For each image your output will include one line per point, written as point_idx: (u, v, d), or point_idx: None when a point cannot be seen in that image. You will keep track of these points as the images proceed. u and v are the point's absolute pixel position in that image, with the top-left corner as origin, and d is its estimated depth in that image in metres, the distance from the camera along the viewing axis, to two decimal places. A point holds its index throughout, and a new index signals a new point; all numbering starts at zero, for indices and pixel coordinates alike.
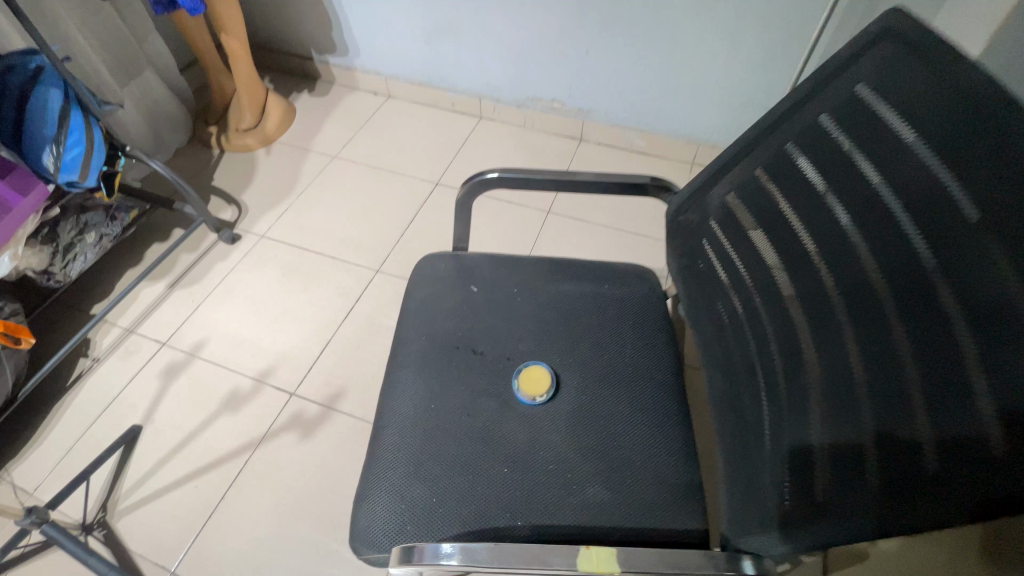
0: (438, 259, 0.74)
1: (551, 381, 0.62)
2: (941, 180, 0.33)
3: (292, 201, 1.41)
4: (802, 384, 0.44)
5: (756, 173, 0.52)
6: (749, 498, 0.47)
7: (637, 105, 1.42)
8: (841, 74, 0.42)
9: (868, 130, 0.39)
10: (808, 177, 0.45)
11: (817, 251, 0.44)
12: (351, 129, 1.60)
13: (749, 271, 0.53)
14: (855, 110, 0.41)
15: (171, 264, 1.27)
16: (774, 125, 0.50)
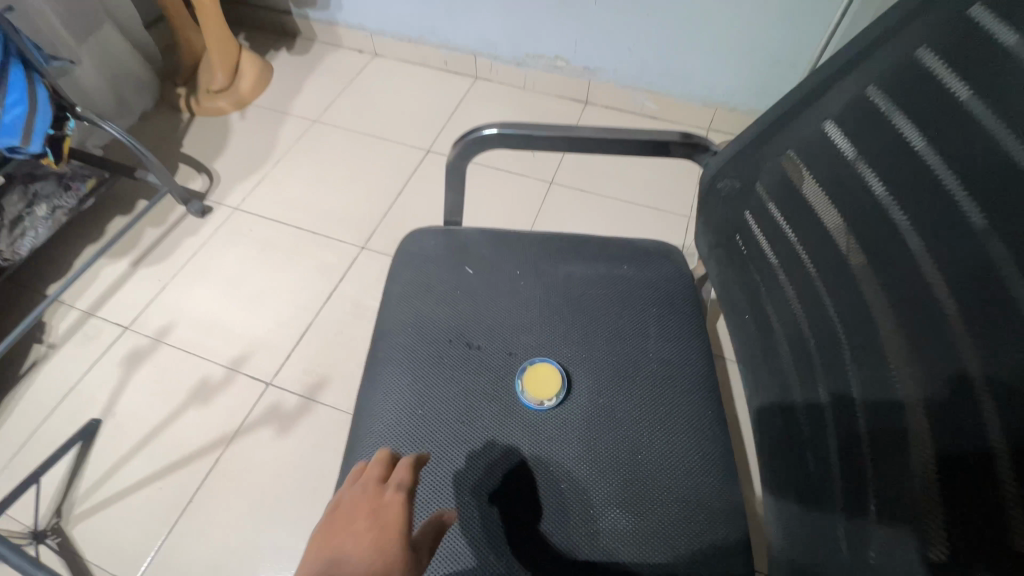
0: (427, 235, 0.63)
1: (561, 381, 0.52)
2: None
3: (269, 170, 1.28)
4: (893, 396, 0.35)
5: (823, 127, 0.41)
6: (814, 524, 0.41)
7: (649, 64, 1.29)
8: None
9: (992, 67, 0.29)
10: (898, 134, 0.35)
11: (913, 229, 0.34)
12: (334, 91, 1.46)
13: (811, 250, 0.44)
14: (970, 42, 0.31)
15: (134, 240, 1.15)
16: (848, 69, 0.39)
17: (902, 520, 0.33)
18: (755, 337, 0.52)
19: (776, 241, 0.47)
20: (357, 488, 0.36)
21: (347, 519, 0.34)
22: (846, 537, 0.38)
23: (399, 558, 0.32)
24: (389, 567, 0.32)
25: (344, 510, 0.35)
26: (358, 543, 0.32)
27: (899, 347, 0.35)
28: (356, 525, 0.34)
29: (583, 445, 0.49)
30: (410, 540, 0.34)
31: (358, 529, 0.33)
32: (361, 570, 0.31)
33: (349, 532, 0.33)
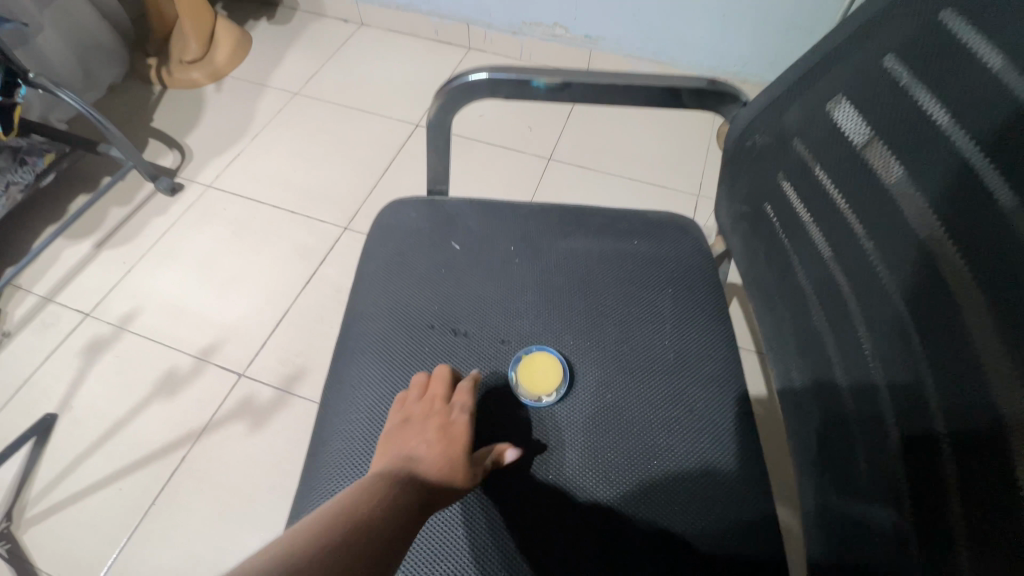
0: (409, 205, 0.55)
1: (562, 375, 0.45)
2: None
3: (246, 145, 1.19)
4: (969, 382, 0.28)
5: (885, 62, 0.35)
6: (864, 534, 0.35)
7: (654, 32, 1.20)
8: None
9: None
10: (979, 59, 0.29)
11: (997, 175, 0.27)
12: (317, 62, 1.37)
13: (861, 214, 0.37)
14: None
15: (98, 220, 1.06)
16: None
17: (982, 530, 0.27)
18: (789, 320, 0.45)
19: (820, 206, 0.40)
20: (424, 402, 0.42)
21: (418, 429, 0.40)
22: (883, 546, 0.33)
23: (461, 468, 0.38)
24: (451, 473, 0.38)
25: (415, 423, 0.41)
26: (427, 449, 0.39)
27: (977, 322, 0.28)
28: (425, 434, 0.40)
29: (585, 446, 0.42)
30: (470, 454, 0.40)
31: (428, 438, 0.39)
32: (430, 469, 0.38)
33: (419, 440, 0.39)
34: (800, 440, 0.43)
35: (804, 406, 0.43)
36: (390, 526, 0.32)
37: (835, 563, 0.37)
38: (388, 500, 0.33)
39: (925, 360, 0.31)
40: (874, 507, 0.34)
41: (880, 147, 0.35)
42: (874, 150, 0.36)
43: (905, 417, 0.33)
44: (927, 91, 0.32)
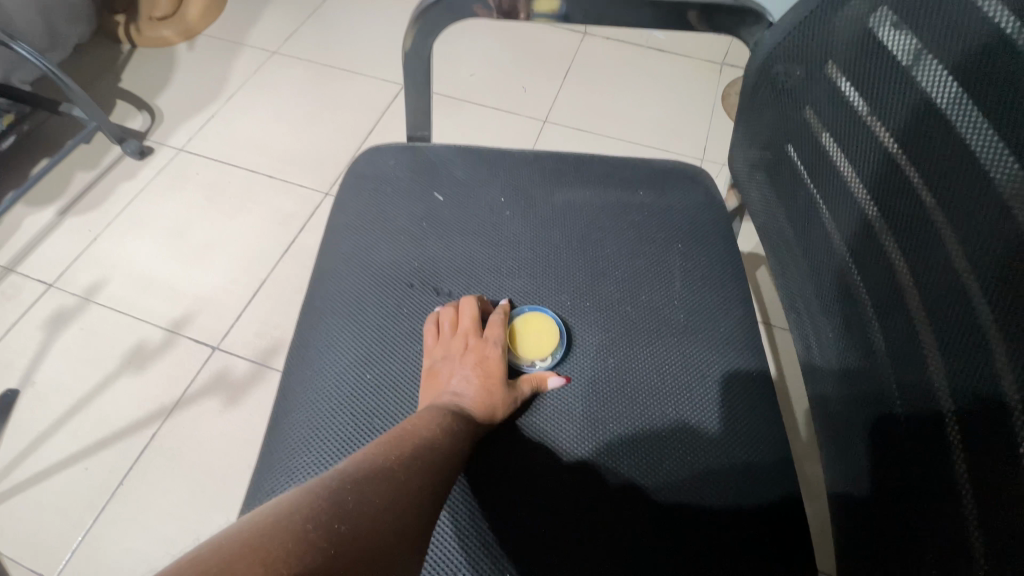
0: (387, 151, 0.49)
1: (558, 336, 0.40)
2: None
3: (220, 107, 1.12)
4: None
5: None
6: (900, 506, 0.31)
7: None
8: None
9: None
10: None
11: None
12: (297, 19, 1.28)
13: (909, 148, 0.31)
14: None
15: (62, 185, 1.00)
16: None
17: None
18: (815, 276, 0.40)
19: (856, 140, 0.35)
20: (458, 337, 0.39)
21: (456, 366, 0.39)
22: (926, 518, 0.29)
23: (502, 401, 0.37)
24: (493, 405, 0.37)
25: (450, 359, 0.39)
26: (468, 383, 0.38)
27: None
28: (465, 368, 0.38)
29: (584, 417, 0.37)
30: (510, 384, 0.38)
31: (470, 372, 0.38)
32: (474, 401, 0.37)
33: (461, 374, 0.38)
34: (828, 408, 0.39)
35: (834, 371, 0.38)
36: (446, 470, 0.33)
37: (866, 536, 0.33)
38: (440, 445, 0.33)
39: (988, 312, 0.26)
40: (913, 473, 0.30)
41: (930, 66, 0.30)
42: (923, 71, 0.30)
43: (960, 380, 0.28)
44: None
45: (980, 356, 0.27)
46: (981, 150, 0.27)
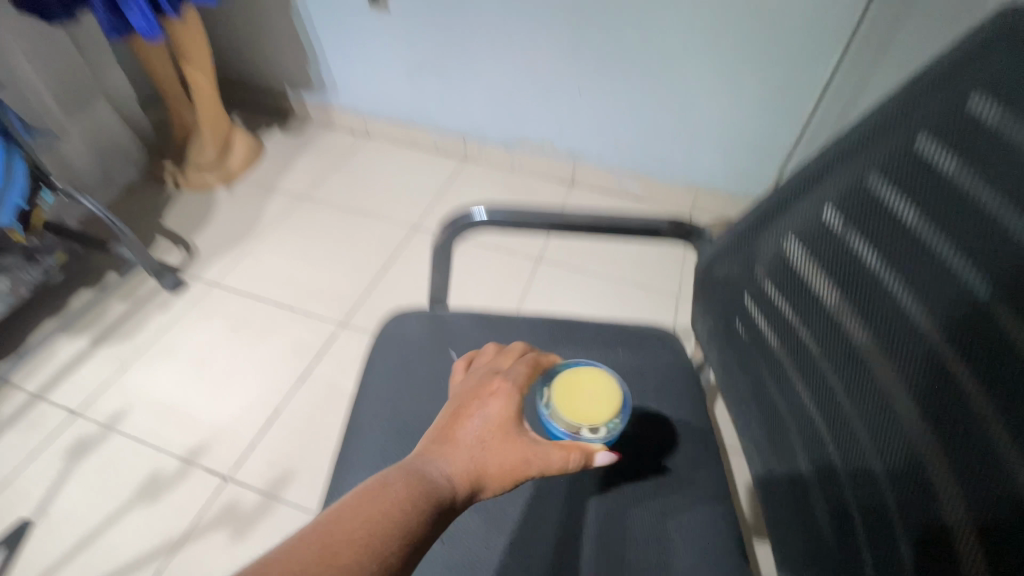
0: (411, 316, 0.59)
1: (618, 409, 0.44)
2: None
3: (251, 245, 1.26)
4: (926, 492, 0.33)
5: (912, 141, 0.35)
6: None
7: (631, 151, 1.34)
8: (935, 87, 0.33)
9: (990, 155, 0.30)
10: (899, 220, 0.36)
11: (927, 314, 0.34)
12: (324, 169, 1.48)
13: (897, 290, 0.36)
14: (968, 131, 0.32)
15: (99, 316, 1.09)
16: (841, 155, 0.40)
17: None
18: (807, 400, 0.44)
19: (779, 329, 0.46)
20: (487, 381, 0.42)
21: (479, 401, 0.41)
22: None
23: (512, 445, 0.39)
24: (504, 449, 0.38)
25: (477, 397, 0.41)
26: (486, 421, 0.40)
27: (925, 436, 0.34)
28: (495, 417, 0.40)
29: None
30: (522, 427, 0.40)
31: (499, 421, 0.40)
32: (487, 442, 0.39)
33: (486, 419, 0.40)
34: (779, 533, 0.47)
35: (833, 491, 0.41)
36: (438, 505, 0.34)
37: None
38: (441, 484, 0.35)
39: (995, 441, 0.30)
40: None
41: (912, 222, 0.35)
42: (870, 257, 0.38)
43: (921, 514, 0.33)
44: (958, 169, 0.32)
45: (889, 511, 0.36)
46: (966, 299, 0.32)
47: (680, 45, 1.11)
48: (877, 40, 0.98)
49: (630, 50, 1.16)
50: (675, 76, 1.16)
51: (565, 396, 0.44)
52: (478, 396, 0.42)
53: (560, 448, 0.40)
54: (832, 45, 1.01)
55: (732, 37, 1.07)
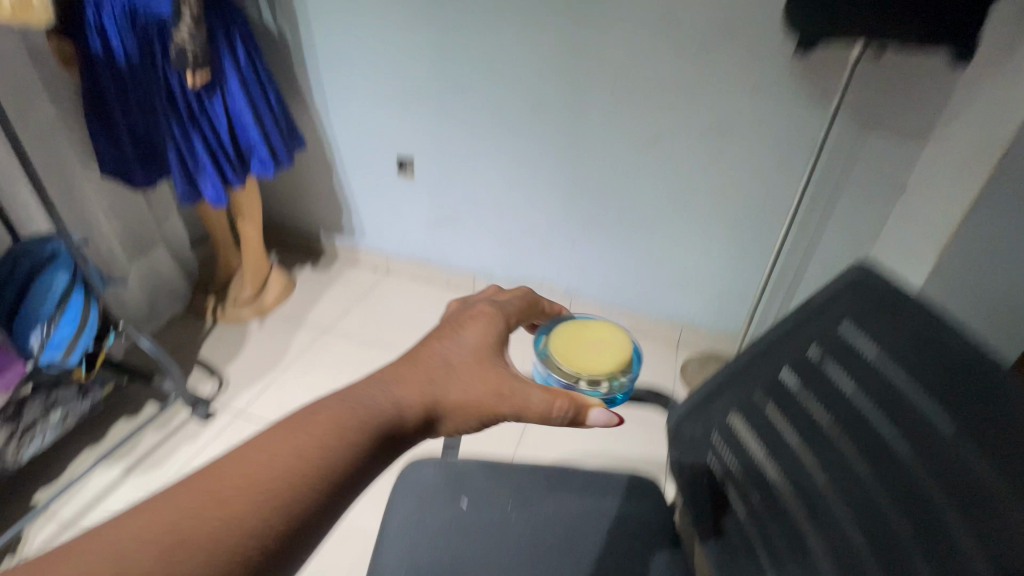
0: (426, 464, 0.69)
1: (618, 367, 0.50)
2: (960, 447, 0.35)
3: (278, 373, 1.39)
4: None
5: (811, 346, 0.47)
6: None
7: (619, 292, 1.53)
8: (821, 314, 0.46)
9: (866, 376, 0.42)
10: (811, 411, 0.46)
11: (837, 496, 0.43)
12: (347, 303, 1.66)
13: (813, 459, 0.45)
14: (848, 352, 0.44)
15: (132, 445, 1.18)
16: (763, 350, 0.50)
17: None
18: (752, 560, 0.50)
19: (727, 494, 0.52)
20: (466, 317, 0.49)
21: (457, 331, 0.48)
22: None
23: (476, 375, 0.45)
24: (471, 380, 0.44)
25: (457, 328, 0.48)
26: (459, 348, 0.46)
27: None
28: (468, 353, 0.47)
29: None
30: (492, 360, 0.46)
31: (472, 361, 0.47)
32: (456, 370, 0.45)
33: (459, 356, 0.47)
34: None
35: None
36: (395, 423, 0.40)
37: None
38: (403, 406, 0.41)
39: None
40: None
41: (819, 409, 0.45)
42: (790, 437, 0.47)
43: None
44: (849, 378, 0.43)
45: None
46: (866, 479, 0.41)
47: (656, 210, 1.33)
48: (819, 207, 1.19)
49: (615, 214, 1.38)
50: (651, 233, 1.38)
51: (569, 349, 0.51)
52: (461, 330, 0.49)
53: (545, 392, 0.45)
54: (780, 213, 1.22)
55: (696, 206, 1.29)
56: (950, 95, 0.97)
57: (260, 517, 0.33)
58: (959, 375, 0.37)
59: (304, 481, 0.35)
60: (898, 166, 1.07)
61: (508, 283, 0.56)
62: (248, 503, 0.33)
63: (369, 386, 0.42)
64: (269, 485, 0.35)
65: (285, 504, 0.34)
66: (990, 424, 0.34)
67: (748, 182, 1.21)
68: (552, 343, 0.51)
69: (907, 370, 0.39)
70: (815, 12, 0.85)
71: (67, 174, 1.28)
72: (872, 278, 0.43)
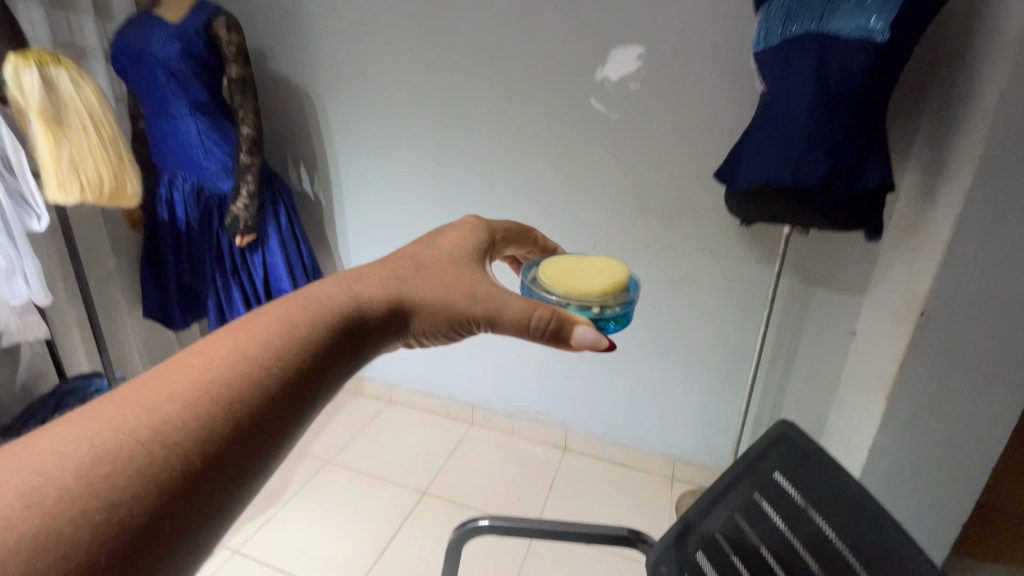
0: None
1: (605, 292, 0.64)
2: (853, 565, 0.54)
3: (277, 509, 1.46)
4: None
5: (771, 475, 0.62)
6: None
7: (611, 424, 1.61)
8: (760, 462, 0.63)
9: (793, 514, 0.59)
10: (757, 547, 0.60)
11: None
12: (349, 434, 1.75)
13: None
14: (781, 495, 0.60)
15: None
16: (721, 493, 0.64)
17: None
18: None
19: None
20: (428, 246, 0.61)
21: (422, 252, 0.59)
22: None
23: (438, 282, 0.56)
24: (436, 283, 0.56)
25: (423, 250, 0.60)
26: (423, 262, 0.58)
27: None
28: (423, 269, 0.57)
29: None
30: (455, 269, 0.58)
31: (428, 275, 0.56)
32: (421, 276, 0.56)
33: (414, 271, 0.56)
34: None
35: None
36: (368, 308, 0.50)
37: None
38: (375, 296, 0.51)
39: None
40: None
41: (789, 537, 0.59)
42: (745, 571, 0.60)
43: None
44: (780, 517, 0.60)
45: None
46: None
47: (637, 350, 1.48)
48: (782, 353, 1.35)
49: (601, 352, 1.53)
50: (636, 370, 1.51)
51: (567, 277, 0.66)
52: (413, 255, 0.58)
53: (513, 294, 0.56)
54: (745, 355, 1.36)
55: (673, 346, 1.43)
56: (876, 260, 1.17)
57: (251, 373, 0.40)
58: (869, 517, 0.54)
59: (286, 350, 0.42)
60: (845, 315, 1.24)
61: (509, 225, 0.74)
62: (231, 374, 0.39)
63: (330, 288, 0.50)
64: (238, 362, 0.40)
65: (273, 365, 0.41)
66: (870, 547, 0.53)
67: (717, 326, 1.36)
68: (555, 282, 0.66)
69: (819, 510, 0.57)
70: (747, 203, 1.05)
71: (115, 318, 1.49)
72: (793, 435, 0.62)
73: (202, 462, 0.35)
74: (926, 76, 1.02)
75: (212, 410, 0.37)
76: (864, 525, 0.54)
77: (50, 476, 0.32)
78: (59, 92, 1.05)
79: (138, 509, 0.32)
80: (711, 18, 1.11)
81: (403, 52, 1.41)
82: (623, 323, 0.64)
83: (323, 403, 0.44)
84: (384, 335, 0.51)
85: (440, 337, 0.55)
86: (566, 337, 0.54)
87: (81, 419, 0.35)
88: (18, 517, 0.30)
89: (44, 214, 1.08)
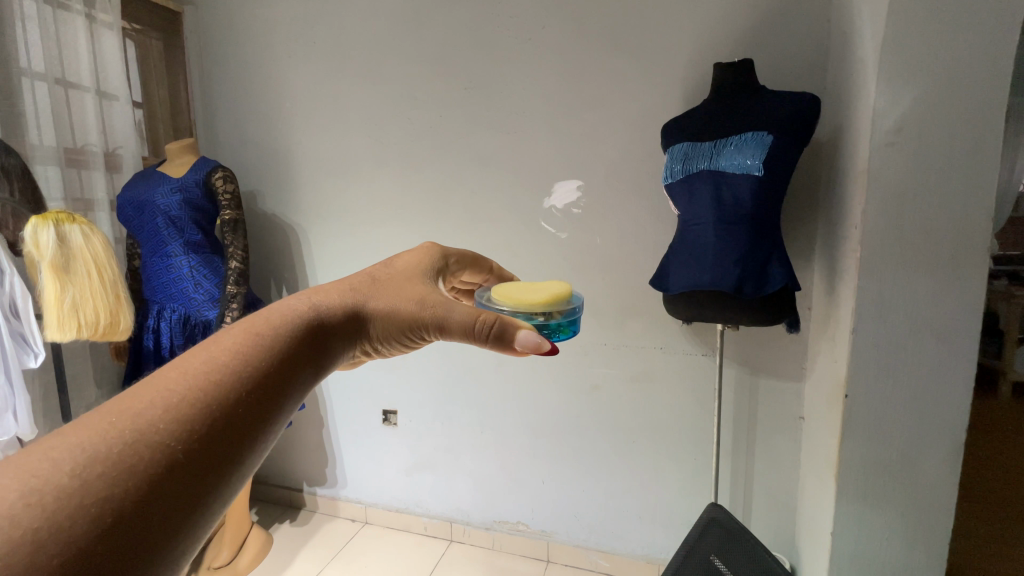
0: None
1: (552, 305, 0.75)
2: (759, 562, 1.07)
3: None
4: None
5: (715, 541, 1.14)
6: None
7: (592, 528, 1.59)
8: (710, 527, 1.16)
9: (732, 546, 1.12)
10: (721, 567, 1.11)
11: None
12: (322, 561, 1.68)
13: None
14: (724, 537, 1.13)
15: None
16: (694, 544, 1.15)
17: None
18: None
19: None
20: (381, 266, 0.69)
21: (378, 272, 0.68)
22: None
23: (391, 292, 0.64)
24: (390, 292, 0.64)
25: (379, 270, 0.69)
26: (377, 278, 0.66)
27: None
28: (373, 286, 0.65)
29: None
30: (407, 282, 0.67)
31: (378, 290, 0.64)
32: (376, 290, 0.64)
33: (366, 288, 0.64)
34: None
35: None
36: (327, 317, 0.57)
37: None
38: (334, 307, 0.59)
39: None
40: None
41: (730, 562, 1.10)
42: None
43: None
44: (727, 552, 1.12)
45: None
46: None
47: (608, 447, 1.53)
48: (743, 442, 1.41)
49: (573, 451, 1.57)
50: (610, 471, 1.54)
51: (515, 295, 0.77)
52: (364, 277, 0.66)
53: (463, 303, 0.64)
54: (708, 446, 1.42)
55: (639, 441, 1.49)
56: (808, 348, 1.30)
57: (223, 376, 0.45)
58: (753, 546, 1.09)
59: (256, 354, 0.48)
60: (790, 400, 1.35)
61: (461, 251, 0.86)
62: (204, 378, 0.44)
63: (290, 304, 0.56)
64: (210, 371, 0.45)
65: (241, 368, 0.47)
66: (752, 556, 1.09)
67: (678, 419, 1.44)
68: (505, 298, 0.77)
69: (739, 543, 1.11)
70: (675, 308, 1.18)
71: None
72: (719, 512, 1.17)
73: (185, 455, 0.40)
74: (812, 192, 1.24)
75: (192, 412, 0.42)
76: (754, 548, 1.09)
77: (49, 477, 0.35)
78: (68, 244, 1.22)
79: (132, 498, 0.36)
80: (632, 158, 1.35)
81: (378, 190, 1.63)
82: (566, 332, 0.76)
83: (292, 403, 0.50)
84: (345, 342, 0.58)
85: (394, 341, 0.63)
86: (510, 339, 0.60)
87: (71, 431, 0.39)
88: (21, 515, 0.33)
89: (42, 351, 1.21)
